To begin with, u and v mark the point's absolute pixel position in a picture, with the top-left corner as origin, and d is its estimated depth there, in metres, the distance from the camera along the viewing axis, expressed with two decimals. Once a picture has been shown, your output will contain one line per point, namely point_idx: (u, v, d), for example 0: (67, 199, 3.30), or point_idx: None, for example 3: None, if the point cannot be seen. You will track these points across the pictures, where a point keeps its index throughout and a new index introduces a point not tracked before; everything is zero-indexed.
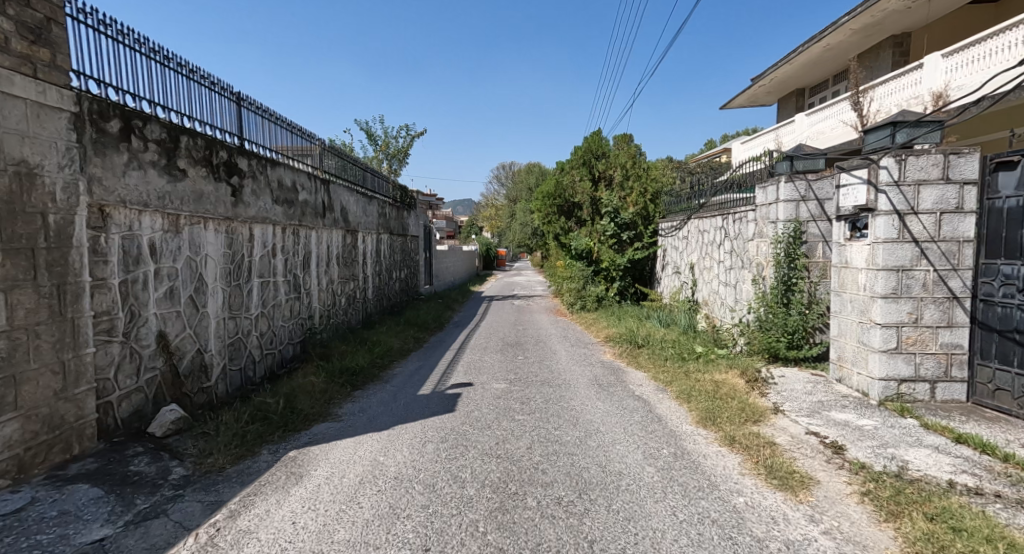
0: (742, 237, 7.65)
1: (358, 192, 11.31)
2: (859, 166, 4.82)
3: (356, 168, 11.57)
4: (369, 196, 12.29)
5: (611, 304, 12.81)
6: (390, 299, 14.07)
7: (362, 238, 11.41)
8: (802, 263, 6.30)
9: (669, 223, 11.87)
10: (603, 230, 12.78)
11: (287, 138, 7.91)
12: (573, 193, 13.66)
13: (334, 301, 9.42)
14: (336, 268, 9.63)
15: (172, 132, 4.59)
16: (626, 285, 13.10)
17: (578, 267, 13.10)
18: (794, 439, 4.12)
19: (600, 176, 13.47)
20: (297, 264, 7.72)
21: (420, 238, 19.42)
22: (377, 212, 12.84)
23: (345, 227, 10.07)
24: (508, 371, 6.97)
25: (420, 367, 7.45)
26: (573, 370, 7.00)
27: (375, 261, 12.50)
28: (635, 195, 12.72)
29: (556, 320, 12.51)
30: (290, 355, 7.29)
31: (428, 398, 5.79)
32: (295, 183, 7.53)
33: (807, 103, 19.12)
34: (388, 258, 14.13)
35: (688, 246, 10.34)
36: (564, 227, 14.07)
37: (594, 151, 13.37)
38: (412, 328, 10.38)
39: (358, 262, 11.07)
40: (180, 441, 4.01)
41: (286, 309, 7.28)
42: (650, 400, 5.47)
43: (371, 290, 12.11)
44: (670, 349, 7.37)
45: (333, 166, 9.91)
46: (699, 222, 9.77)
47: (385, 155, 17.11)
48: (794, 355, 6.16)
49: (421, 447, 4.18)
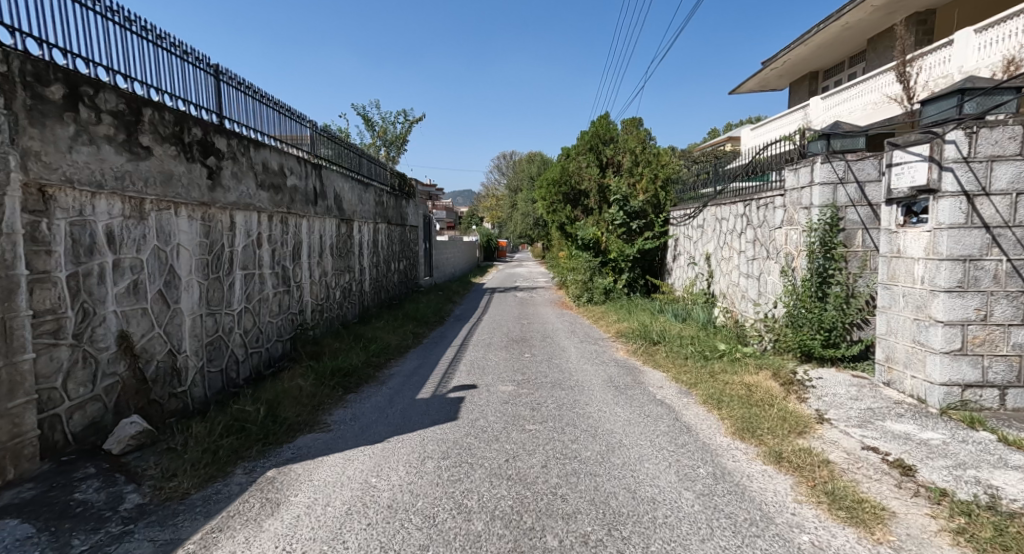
0: (767, 225, 7.07)
1: (354, 179, 10.73)
2: (920, 141, 4.26)
3: (353, 154, 10.98)
4: (366, 183, 11.70)
5: (620, 297, 12.26)
6: (388, 291, 13.52)
7: (358, 228, 10.82)
8: (839, 253, 5.73)
9: (681, 211, 11.29)
10: (610, 219, 12.22)
11: (275, 118, 7.31)
12: (579, 180, 13.11)
13: (328, 294, 8.88)
14: (330, 259, 9.08)
15: (132, 103, 4.01)
16: (635, 277, 12.52)
17: (584, 257, 12.70)
18: (851, 456, 3.57)
19: (608, 162, 12.94)
20: (286, 255, 7.16)
21: (420, 229, 18.83)
22: (375, 200, 12.26)
23: (339, 215, 9.49)
24: (515, 370, 6.41)
25: (419, 366, 6.88)
26: (586, 370, 6.45)
27: (371, 251, 11.93)
28: (645, 181, 12.10)
29: (563, 313, 11.94)
30: (277, 354, 6.74)
31: (428, 403, 5.23)
32: (284, 167, 6.96)
33: (821, 86, 18.43)
34: (386, 249, 13.55)
35: (704, 235, 9.74)
36: (571, 216, 13.54)
37: (602, 136, 12.88)
38: (412, 323, 9.82)
39: (354, 253, 10.52)
40: (141, 459, 3.46)
41: (274, 303, 6.73)
42: (675, 405, 4.91)
43: (368, 283, 11.57)
44: (691, 346, 6.84)
45: (327, 151, 9.33)
46: (716, 209, 9.17)
47: (382, 141, 16.47)
48: (832, 354, 5.63)
49: (420, 466, 3.63)
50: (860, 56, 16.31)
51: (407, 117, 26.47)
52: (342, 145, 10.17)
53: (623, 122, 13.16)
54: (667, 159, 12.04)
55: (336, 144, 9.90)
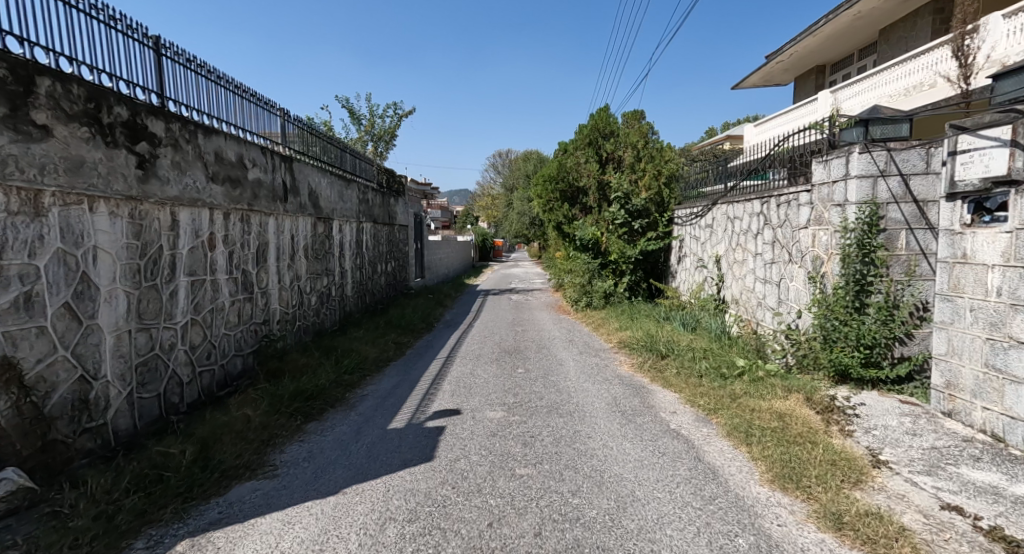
0: (790, 225, 6.29)
1: (334, 174, 9.91)
2: (997, 122, 3.53)
3: (332, 147, 10.16)
4: (348, 179, 10.87)
5: (621, 301, 11.49)
6: (373, 294, 12.71)
7: (338, 227, 9.99)
8: (880, 257, 4.96)
9: (687, 210, 10.53)
10: (611, 217, 11.46)
11: (237, 104, 6.48)
12: (577, 176, 12.31)
13: (300, 300, 8.08)
14: (304, 262, 8.27)
15: (19, 70, 3.30)
16: (637, 280, 11.75)
17: (582, 258, 12.02)
18: (932, 520, 2.80)
19: (607, 157, 12.14)
20: (247, 258, 6.36)
21: (410, 228, 18.00)
22: (358, 197, 11.45)
23: (315, 213, 8.66)
24: (506, 391, 5.61)
25: (399, 384, 6.07)
26: (586, 390, 5.65)
27: (353, 252, 11.10)
28: (648, 177, 11.33)
29: (559, 320, 11.14)
30: (235, 371, 5.92)
31: (401, 435, 4.44)
32: (244, 158, 6.16)
33: (827, 81, 17.69)
34: (371, 250, 12.73)
35: (713, 237, 8.97)
36: (568, 215, 12.71)
37: (602, 130, 12.07)
38: (395, 331, 8.99)
39: (333, 253, 9.72)
40: (7, 532, 2.69)
41: (230, 313, 5.92)
42: (694, 440, 4.14)
43: (349, 286, 10.79)
44: (705, 362, 6.05)
45: (300, 143, 8.51)
46: (728, 208, 8.38)
47: (369, 136, 15.62)
48: (873, 374, 4.85)
49: (377, 536, 2.83)
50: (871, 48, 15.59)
51: (397, 111, 25.62)
52: (316, 136, 9.34)
53: (624, 114, 12.37)
54: (670, 154, 11.26)
55: (311, 136, 9.10)
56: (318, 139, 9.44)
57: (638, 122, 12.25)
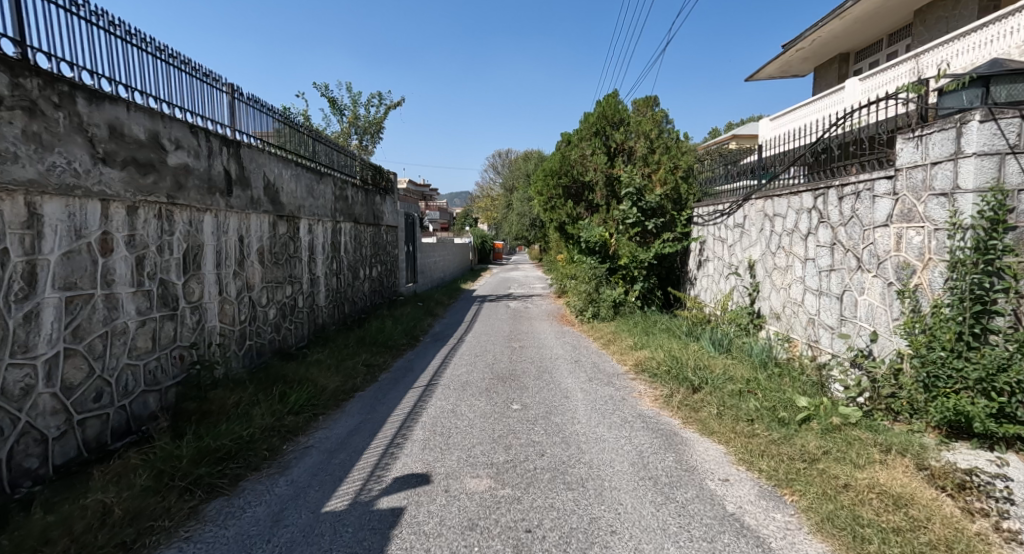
0: (857, 223, 4.95)
1: (301, 166, 8.56)
2: None
3: (298, 134, 8.81)
4: (320, 173, 9.53)
5: (632, 311, 10.20)
6: (353, 304, 11.38)
7: (305, 227, 8.64)
8: (1011, 266, 3.60)
9: (710, 207, 9.20)
10: (621, 216, 10.15)
11: (158, 70, 5.16)
12: (582, 171, 10.97)
13: (250, 315, 6.72)
14: (256, 268, 6.91)
15: None
16: (650, 287, 10.46)
17: (588, 262, 10.71)
18: None
19: (617, 149, 10.80)
20: (167, 265, 5.02)
21: (400, 230, 16.66)
22: (333, 194, 10.10)
23: (273, 211, 7.32)
24: (498, 442, 4.26)
25: (359, 428, 4.71)
26: (603, 440, 4.33)
27: (327, 256, 9.76)
28: (663, 171, 10.03)
29: (562, 334, 9.81)
30: (145, 413, 4.56)
31: (338, 525, 3.07)
32: (159, 137, 4.81)
33: (852, 69, 16.35)
34: (350, 254, 11.41)
35: (745, 238, 7.63)
36: (572, 214, 11.35)
37: (610, 118, 10.74)
38: (369, 350, 7.62)
39: (298, 258, 8.37)
40: None
41: (140, 338, 4.58)
42: (768, 540, 2.79)
43: (321, 294, 9.45)
44: (753, 400, 4.70)
45: (251, 126, 7.16)
46: (764, 204, 7.03)
47: (354, 128, 14.27)
48: (1010, 430, 3.48)
49: None
50: (904, 32, 14.26)
51: (388, 104, 24.21)
52: (277, 122, 7.98)
53: (635, 101, 11.04)
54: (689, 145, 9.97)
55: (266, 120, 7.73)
56: (277, 124, 8.06)
57: (651, 109, 10.91)
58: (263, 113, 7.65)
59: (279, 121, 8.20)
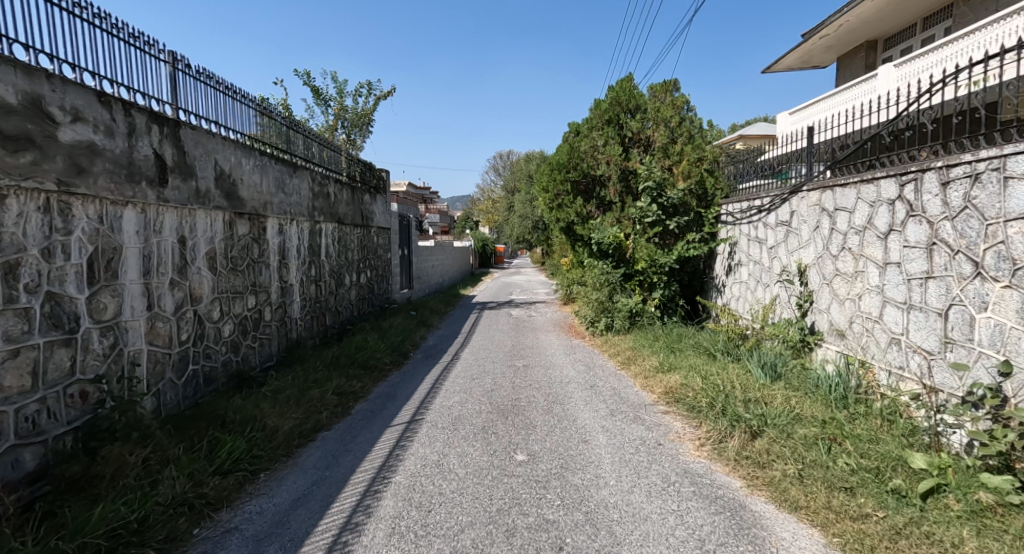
0: (973, 218, 3.76)
1: (268, 156, 7.34)
2: None
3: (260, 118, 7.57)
4: (296, 167, 8.34)
5: (651, 323, 9.03)
6: (336, 314, 10.18)
7: (273, 228, 7.43)
8: None
9: (743, 203, 8.01)
10: (638, 214, 8.98)
11: (51, 22, 3.98)
12: (593, 164, 9.77)
13: (195, 333, 5.51)
14: (204, 277, 5.70)
15: None
16: (671, 295, 9.26)
17: (599, 267, 9.52)
18: None
19: (633, 139, 9.62)
20: (60, 276, 3.81)
21: (393, 232, 15.48)
22: (310, 190, 8.89)
23: (227, 208, 6.13)
24: (500, 526, 3.07)
25: (312, 496, 3.51)
26: (647, 518, 3.13)
27: (302, 261, 8.55)
28: (686, 163, 8.85)
29: (572, 350, 8.61)
30: (14, 478, 3.37)
31: None
32: (40, 106, 3.61)
33: (881, 58, 15.15)
34: (333, 259, 10.23)
35: (793, 238, 6.41)
36: (581, 213, 10.08)
37: (625, 104, 9.57)
38: (344, 372, 6.40)
39: (262, 263, 7.16)
40: None
41: (6, 375, 3.38)
42: None
43: (294, 305, 8.24)
44: (843, 457, 3.50)
45: (198, 105, 5.93)
46: (821, 196, 5.80)
47: (342, 121, 13.11)
48: None
49: None
50: (942, 14, 13.04)
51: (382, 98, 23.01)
52: (233, 101, 6.75)
53: (652, 86, 9.84)
54: None
55: (216, 99, 6.50)
56: (233, 104, 6.82)
57: (670, 94, 9.71)
58: (213, 90, 6.42)
59: (237, 101, 6.97)
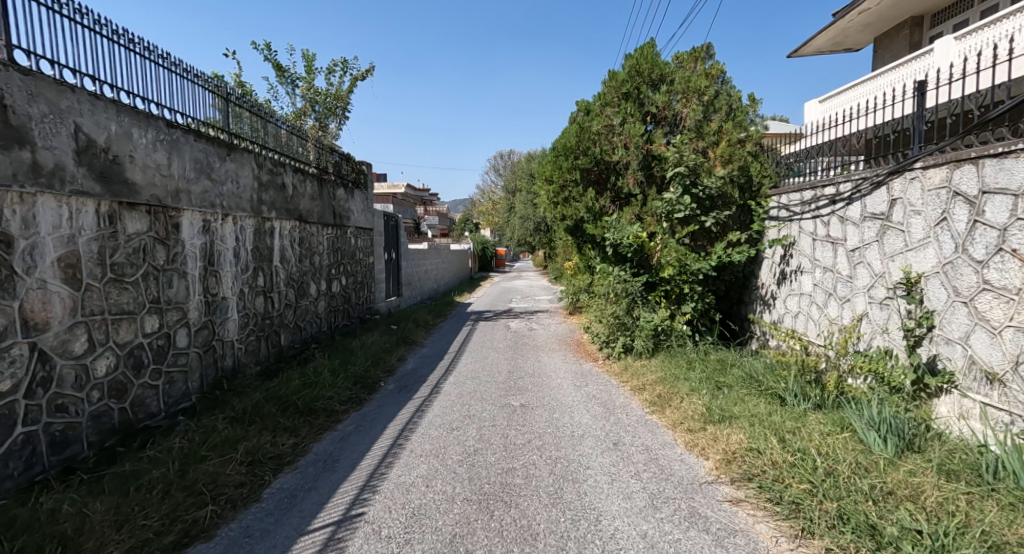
0: None
1: (182, 128, 5.53)
2: None
3: (169, 79, 5.73)
4: (232, 149, 6.55)
5: (681, 345, 7.31)
6: (293, 332, 8.38)
7: (190, 223, 5.64)
8: None
9: (802, 193, 6.24)
10: (665, 209, 7.22)
11: None
12: (606, 147, 7.96)
13: (36, 379, 3.80)
14: (53, 294, 3.95)
15: None
16: (703, 310, 7.50)
17: (615, 273, 7.74)
18: None
19: (656, 118, 7.88)
20: None
21: (377, 233, 13.68)
22: (254, 177, 7.08)
23: (99, 196, 4.36)
24: None
25: None
26: None
27: (239, 268, 6.75)
28: (725, 144, 7.10)
29: (583, 380, 6.82)
30: None
31: None
32: None
33: (928, 36, 13.43)
34: (290, 265, 8.44)
35: (894, 236, 4.61)
36: (592, 208, 8.24)
37: (647, 76, 7.87)
38: (270, 425, 4.62)
39: (173, 272, 5.39)
40: None
41: None
42: None
43: (228, 323, 6.48)
44: None
45: (52, 45, 4.14)
46: (950, 174, 4.00)
47: (313, 105, 11.34)
48: None
49: None
50: None
51: None
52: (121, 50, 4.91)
53: (679, 54, 8.08)
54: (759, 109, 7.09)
55: (94, 46, 4.69)
56: (121, 54, 4.98)
57: (701, 63, 7.92)
58: (86, 30, 4.58)
59: (128, 53, 5.13)
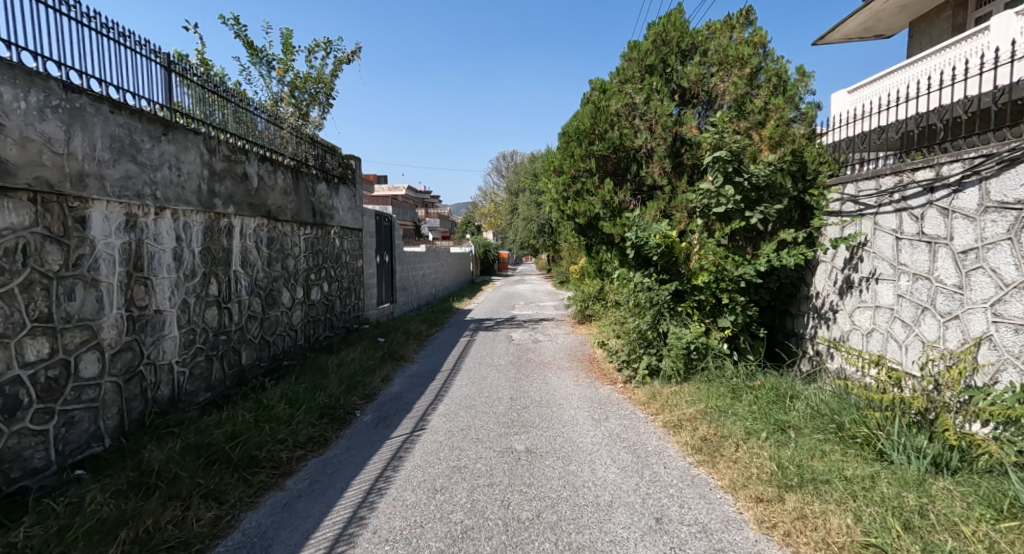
0: None
1: (90, 94, 4.29)
2: None
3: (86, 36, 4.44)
4: (171, 127, 5.31)
5: (719, 367, 6.07)
6: (257, 348, 7.14)
7: (103, 216, 4.43)
8: None
9: (877, 181, 5.00)
10: (700, 202, 6.00)
11: None
12: (625, 131, 6.72)
13: None
14: None
15: None
16: (744, 325, 6.24)
17: (636, 280, 6.49)
18: None
19: (686, 98, 6.67)
20: None
21: (366, 234, 12.42)
22: (201, 163, 5.81)
23: None
24: None
25: None
26: None
27: (179, 274, 5.50)
28: (773, 125, 5.86)
29: (602, 413, 5.55)
30: None
31: None
32: None
33: (972, 17, 12.12)
34: (256, 270, 7.21)
35: None
36: (610, 203, 6.95)
37: (676, 48, 6.71)
38: (179, 491, 3.37)
39: (76, 279, 4.18)
40: None
41: None
42: None
43: (165, 342, 5.26)
44: None
45: None
46: None
47: (291, 90, 10.13)
48: None
49: None
50: None
51: None
52: None
53: (711, 22, 6.81)
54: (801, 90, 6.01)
55: None
56: None
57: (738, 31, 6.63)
58: None
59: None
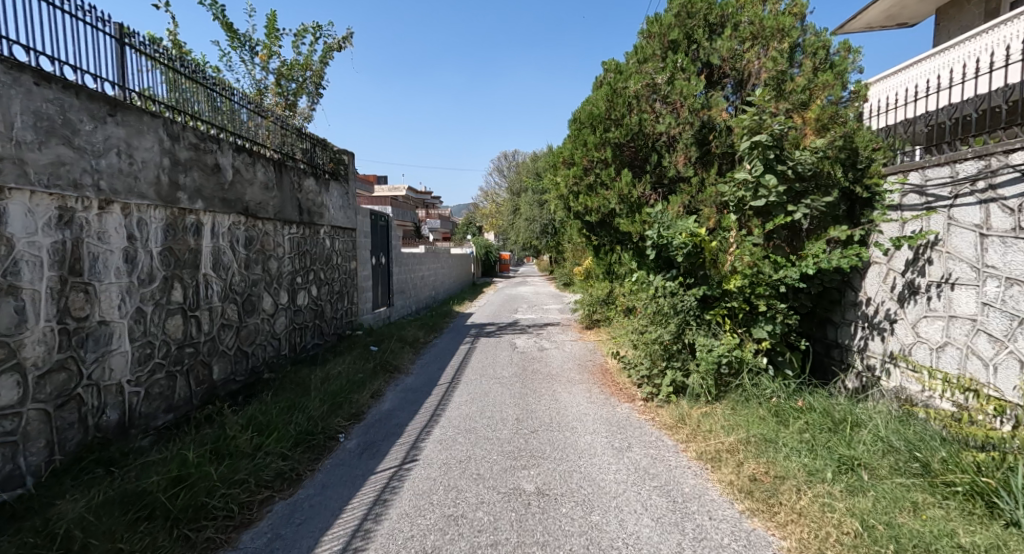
0: None
1: (7, 61, 3.64)
2: None
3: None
4: (121, 107, 4.57)
5: (755, 384, 5.26)
6: (232, 361, 6.36)
7: (22, 214, 3.75)
8: None
9: (952, 168, 4.24)
10: (735, 195, 5.23)
11: None
12: (644, 115, 5.96)
13: None
14: None
15: None
16: (783, 335, 5.44)
17: (658, 284, 5.72)
18: None
19: (717, 78, 5.98)
20: None
21: (360, 234, 11.64)
22: (159, 149, 5.04)
23: None
24: None
25: None
26: None
27: (132, 279, 4.72)
28: (817, 106, 5.08)
29: (621, 440, 4.76)
30: None
31: None
32: None
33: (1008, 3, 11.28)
34: (230, 273, 6.42)
35: None
36: (627, 197, 6.18)
37: (703, 22, 5.96)
38: None
39: None
40: None
41: None
42: None
43: (113, 358, 4.46)
44: None
45: None
46: None
47: (277, 79, 9.38)
48: None
49: None
50: None
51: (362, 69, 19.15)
52: None
53: None
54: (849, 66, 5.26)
55: None
56: None
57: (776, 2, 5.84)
58: None
59: None
